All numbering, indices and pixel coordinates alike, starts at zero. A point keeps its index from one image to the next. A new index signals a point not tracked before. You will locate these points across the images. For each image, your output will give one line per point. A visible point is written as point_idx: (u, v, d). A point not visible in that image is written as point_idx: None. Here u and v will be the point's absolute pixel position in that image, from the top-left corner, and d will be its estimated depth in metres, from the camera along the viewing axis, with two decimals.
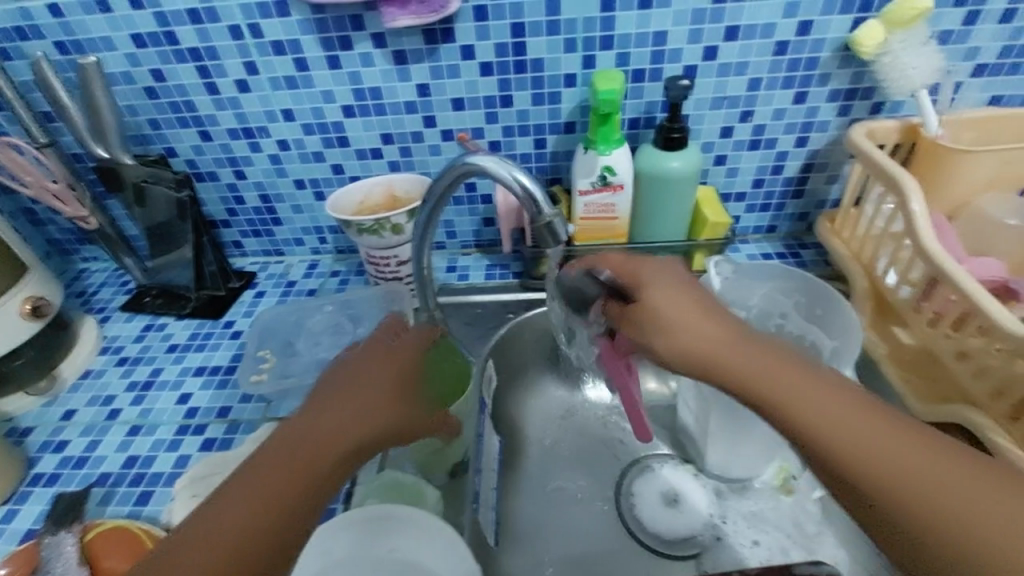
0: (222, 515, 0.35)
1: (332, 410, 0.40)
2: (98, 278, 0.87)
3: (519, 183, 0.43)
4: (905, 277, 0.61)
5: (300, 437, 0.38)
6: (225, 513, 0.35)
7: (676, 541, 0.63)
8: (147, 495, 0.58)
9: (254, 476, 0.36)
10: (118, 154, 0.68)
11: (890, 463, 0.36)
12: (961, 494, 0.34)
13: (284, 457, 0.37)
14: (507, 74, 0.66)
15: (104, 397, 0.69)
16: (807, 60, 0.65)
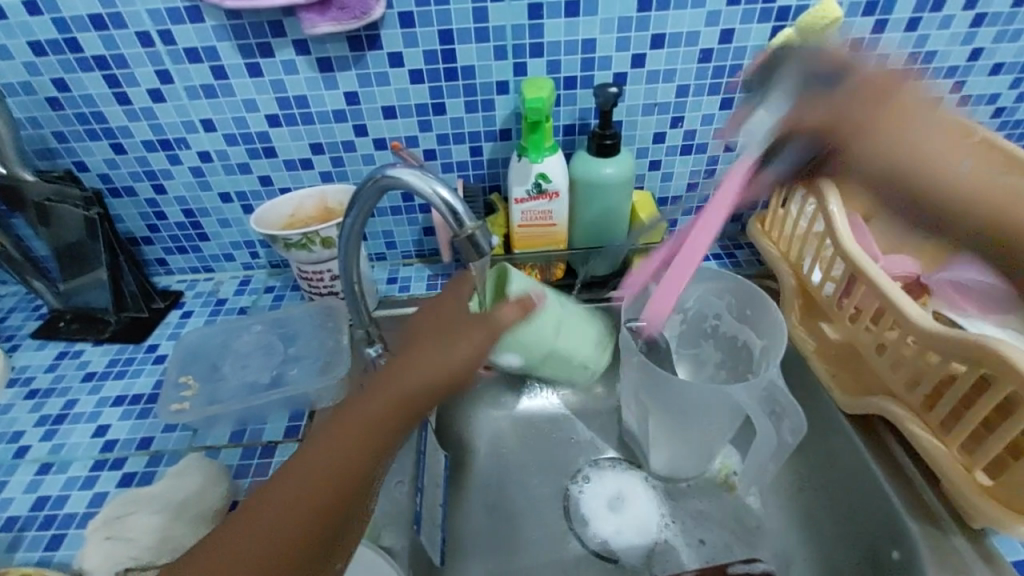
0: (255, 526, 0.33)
1: (371, 406, 0.37)
2: (5, 303, 0.80)
3: (439, 196, 0.42)
4: (828, 275, 0.63)
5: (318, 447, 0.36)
6: (255, 526, 0.33)
7: (624, 544, 0.62)
8: (58, 539, 0.53)
9: (282, 485, 0.34)
10: (17, 170, 0.63)
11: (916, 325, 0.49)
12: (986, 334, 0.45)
13: (316, 463, 0.35)
14: (438, 81, 0.65)
15: (11, 434, 0.63)
16: (731, 67, 0.67)
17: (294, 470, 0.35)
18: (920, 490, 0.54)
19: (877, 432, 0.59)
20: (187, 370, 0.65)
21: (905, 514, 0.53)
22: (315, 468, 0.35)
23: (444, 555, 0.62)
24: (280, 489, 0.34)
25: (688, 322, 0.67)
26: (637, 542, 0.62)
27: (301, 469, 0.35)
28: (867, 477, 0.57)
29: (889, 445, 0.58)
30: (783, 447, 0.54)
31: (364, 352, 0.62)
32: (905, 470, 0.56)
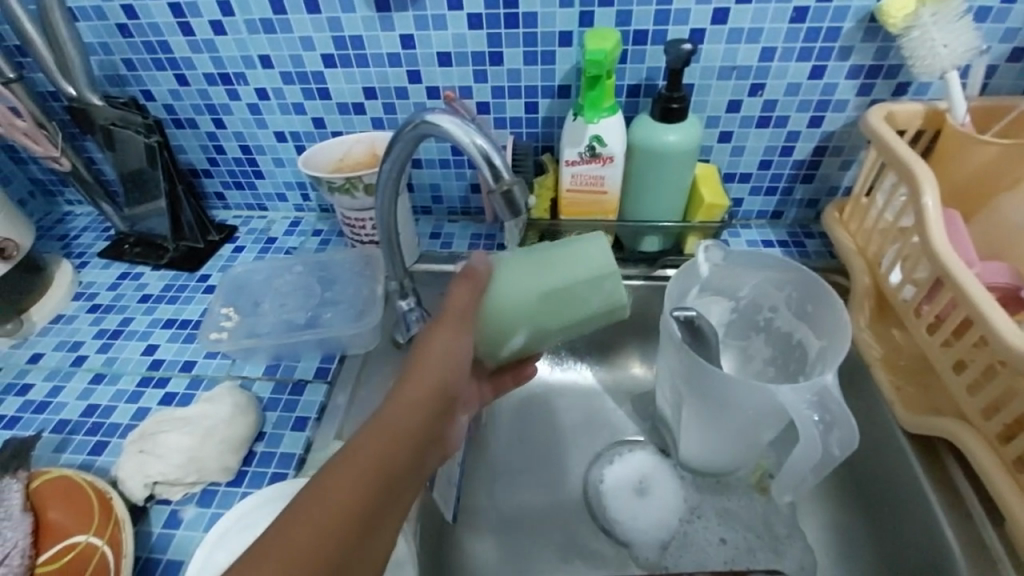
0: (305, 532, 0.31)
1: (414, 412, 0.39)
2: (79, 222, 0.85)
3: (478, 147, 0.39)
4: (909, 276, 0.56)
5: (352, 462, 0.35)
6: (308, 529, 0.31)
7: (644, 531, 0.60)
8: (102, 445, 0.57)
9: (333, 487, 0.33)
10: (87, 93, 0.65)
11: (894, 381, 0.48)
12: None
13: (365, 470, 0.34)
14: (497, 28, 0.61)
15: (73, 343, 0.68)
16: (828, 30, 0.59)
17: (345, 477, 0.34)
18: (979, 527, 0.48)
19: (940, 459, 0.53)
20: (230, 302, 0.67)
21: (956, 550, 0.47)
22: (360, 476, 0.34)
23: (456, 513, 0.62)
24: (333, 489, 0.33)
25: (739, 312, 0.62)
26: (654, 533, 0.60)
27: (352, 468, 0.34)
28: (919, 503, 0.51)
29: (950, 472, 0.52)
30: (827, 462, 0.48)
31: (396, 305, 0.61)
32: (965, 503, 0.50)
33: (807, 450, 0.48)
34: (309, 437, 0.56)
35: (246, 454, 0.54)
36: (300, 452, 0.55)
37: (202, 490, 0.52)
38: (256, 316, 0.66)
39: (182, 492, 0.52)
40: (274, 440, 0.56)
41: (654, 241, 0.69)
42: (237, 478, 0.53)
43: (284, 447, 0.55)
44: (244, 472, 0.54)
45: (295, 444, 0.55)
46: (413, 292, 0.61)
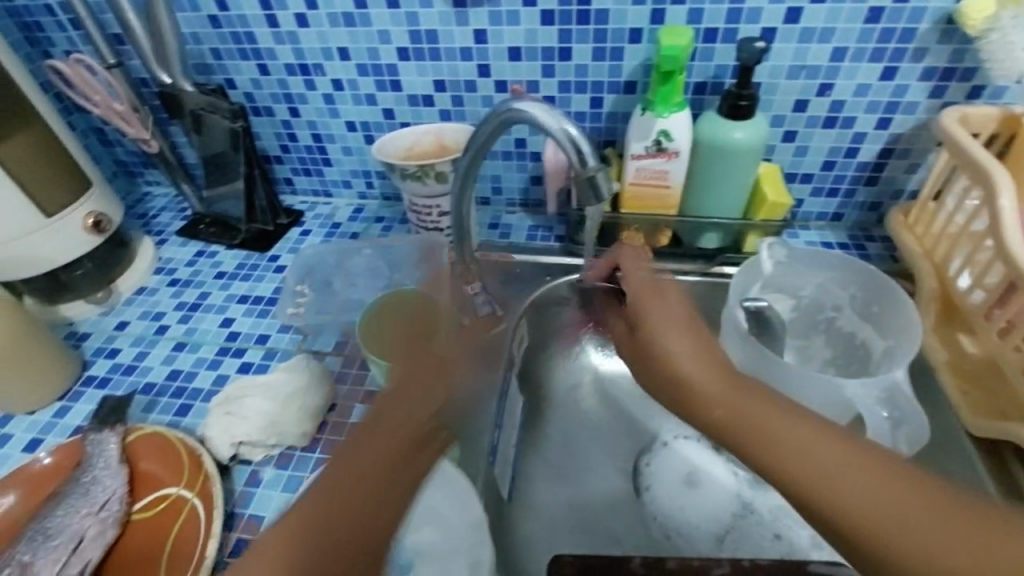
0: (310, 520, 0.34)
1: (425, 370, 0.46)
2: (158, 202, 0.90)
3: (566, 134, 0.42)
4: (979, 281, 0.56)
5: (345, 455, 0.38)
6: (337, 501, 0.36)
7: (701, 521, 0.61)
8: (186, 407, 0.61)
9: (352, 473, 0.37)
10: (180, 80, 0.69)
11: (920, 533, 0.31)
12: (849, 482, 0.34)
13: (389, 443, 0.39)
14: (569, 24, 0.63)
15: (155, 313, 0.73)
16: (902, 31, 0.59)
17: (371, 439, 0.39)
18: None
19: (1008, 468, 0.53)
20: (302, 281, 0.71)
21: None
22: (398, 415, 0.42)
23: (512, 491, 0.65)
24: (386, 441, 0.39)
25: (801, 311, 0.62)
26: (703, 525, 0.60)
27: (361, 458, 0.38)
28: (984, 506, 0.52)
29: (1017, 478, 0.52)
30: None
31: (461, 289, 0.64)
32: None
33: None
34: None
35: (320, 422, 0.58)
36: None
37: (279, 454, 0.56)
38: (328, 296, 0.69)
39: (262, 454, 0.55)
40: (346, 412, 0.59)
41: (712, 238, 0.69)
42: (312, 444, 0.57)
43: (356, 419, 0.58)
44: (318, 439, 0.57)
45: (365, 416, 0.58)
46: (478, 278, 0.63)
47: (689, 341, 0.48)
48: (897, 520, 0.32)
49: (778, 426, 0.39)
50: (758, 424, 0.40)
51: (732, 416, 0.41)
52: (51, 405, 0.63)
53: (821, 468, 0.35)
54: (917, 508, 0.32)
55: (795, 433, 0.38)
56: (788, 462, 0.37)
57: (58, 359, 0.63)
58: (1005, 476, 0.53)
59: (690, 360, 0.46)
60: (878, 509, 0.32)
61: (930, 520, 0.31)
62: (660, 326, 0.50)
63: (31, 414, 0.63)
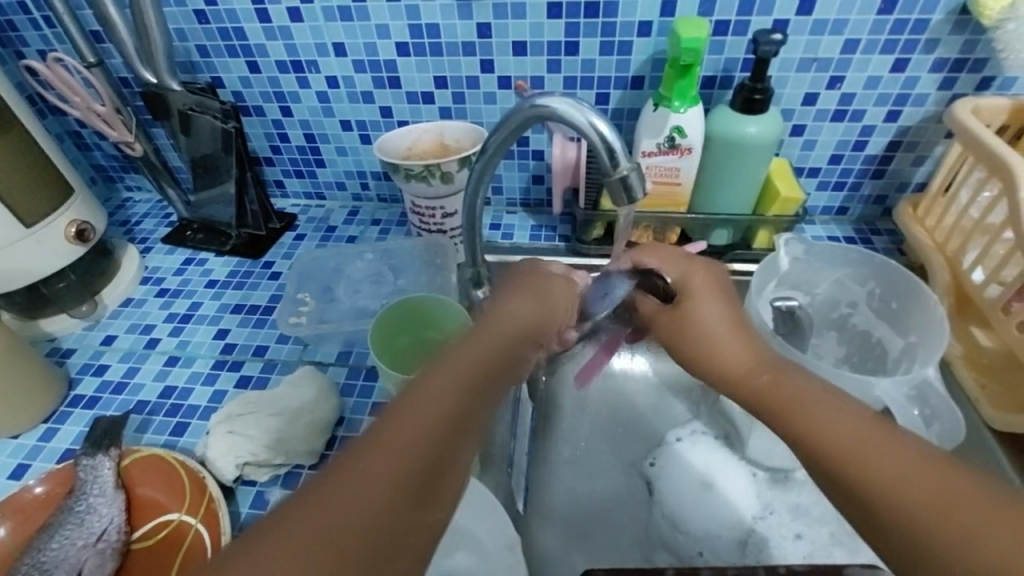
0: (340, 497, 0.28)
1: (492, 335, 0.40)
2: (140, 208, 0.86)
3: (595, 129, 0.40)
4: (997, 274, 0.55)
5: (399, 412, 0.33)
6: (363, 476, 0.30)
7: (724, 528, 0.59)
8: (183, 426, 0.58)
9: (389, 433, 0.31)
10: (166, 79, 0.65)
11: (954, 518, 0.29)
12: (876, 468, 0.32)
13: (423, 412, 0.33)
14: (576, 17, 0.61)
15: (144, 326, 0.69)
16: (915, 23, 0.58)
17: (419, 398, 0.34)
18: None
19: None
20: (302, 288, 0.68)
21: None
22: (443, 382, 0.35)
23: (526, 503, 0.63)
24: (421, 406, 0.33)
25: (815, 308, 0.61)
26: (727, 532, 0.59)
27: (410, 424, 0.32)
28: None
29: None
30: None
31: (470, 294, 0.62)
32: None
33: None
34: None
35: (328, 438, 0.55)
36: None
37: (286, 472, 0.53)
38: (329, 304, 0.67)
39: (268, 474, 0.52)
40: (351, 425, 0.56)
41: (722, 234, 0.69)
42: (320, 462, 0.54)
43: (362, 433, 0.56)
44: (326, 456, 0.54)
45: None
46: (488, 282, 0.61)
47: (723, 324, 0.46)
48: (921, 500, 0.30)
49: (809, 410, 0.37)
50: (796, 401, 0.38)
51: (769, 398, 0.40)
52: (36, 428, 0.59)
53: (846, 449, 0.34)
54: (947, 494, 0.30)
55: (827, 415, 0.36)
56: (815, 441, 0.35)
57: (42, 380, 0.59)
58: None
59: (733, 347, 0.45)
60: (905, 491, 0.31)
61: (953, 504, 0.29)
62: (698, 294, 0.48)
63: (16, 438, 0.59)
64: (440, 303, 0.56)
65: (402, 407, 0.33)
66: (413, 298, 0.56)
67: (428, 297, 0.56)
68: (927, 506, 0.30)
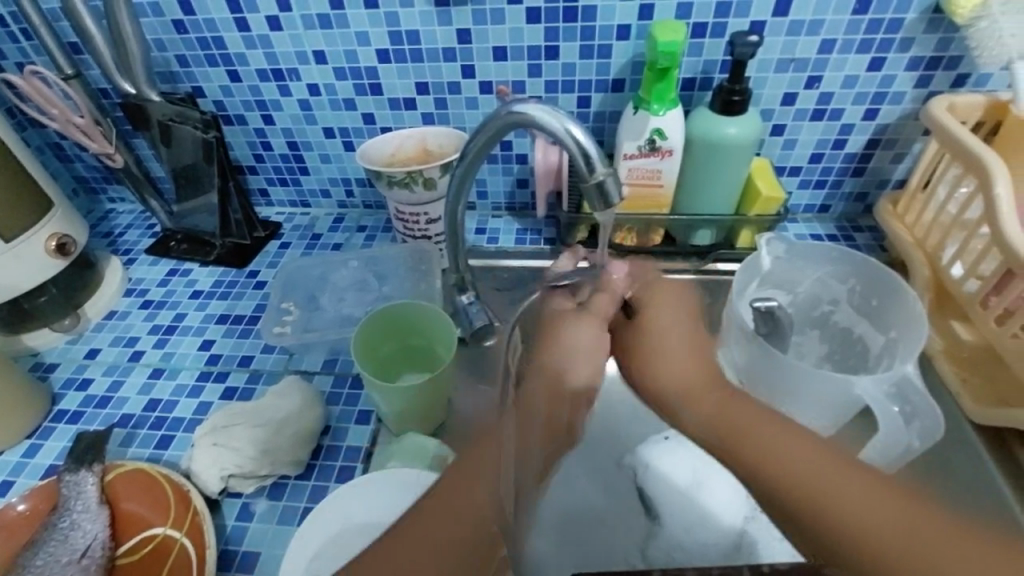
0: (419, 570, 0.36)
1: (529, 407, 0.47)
2: (123, 219, 0.85)
3: (571, 136, 0.40)
4: (975, 269, 0.56)
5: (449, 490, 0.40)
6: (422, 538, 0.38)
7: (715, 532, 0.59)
8: (168, 439, 0.57)
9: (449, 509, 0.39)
10: (145, 90, 0.65)
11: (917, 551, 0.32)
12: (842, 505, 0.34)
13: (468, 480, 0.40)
14: (555, 22, 0.61)
15: (128, 338, 0.69)
16: (889, 23, 0.59)
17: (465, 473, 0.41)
18: None
19: (1011, 453, 0.54)
20: (286, 297, 0.68)
21: None
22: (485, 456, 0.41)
23: None
24: (474, 470, 0.40)
25: (797, 306, 0.62)
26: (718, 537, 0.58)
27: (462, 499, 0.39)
28: (988, 491, 0.53)
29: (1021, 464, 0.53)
30: (909, 453, 0.48)
31: (455, 299, 0.62)
32: None
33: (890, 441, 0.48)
34: (373, 431, 0.56)
35: (314, 447, 0.55)
36: (366, 446, 0.55)
37: (272, 483, 0.53)
38: (314, 312, 0.66)
39: (253, 485, 0.52)
40: (338, 434, 0.56)
41: (705, 235, 0.69)
42: (306, 472, 0.54)
43: (349, 441, 0.55)
44: (312, 466, 0.54)
45: (360, 438, 0.56)
46: (472, 287, 0.62)
47: (677, 355, 0.49)
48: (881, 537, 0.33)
49: (758, 440, 0.40)
50: (746, 425, 0.41)
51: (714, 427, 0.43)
52: (19, 445, 0.59)
53: (808, 480, 0.36)
54: (902, 525, 0.33)
55: (778, 446, 0.39)
56: (767, 467, 0.38)
57: (24, 396, 0.59)
58: (1008, 463, 0.53)
59: (684, 365, 0.48)
60: (870, 527, 0.33)
61: (916, 539, 0.32)
62: (659, 312, 0.52)
63: None
64: (419, 308, 0.56)
65: (444, 491, 0.40)
66: (398, 304, 0.55)
67: (412, 305, 0.55)
68: (887, 540, 0.32)
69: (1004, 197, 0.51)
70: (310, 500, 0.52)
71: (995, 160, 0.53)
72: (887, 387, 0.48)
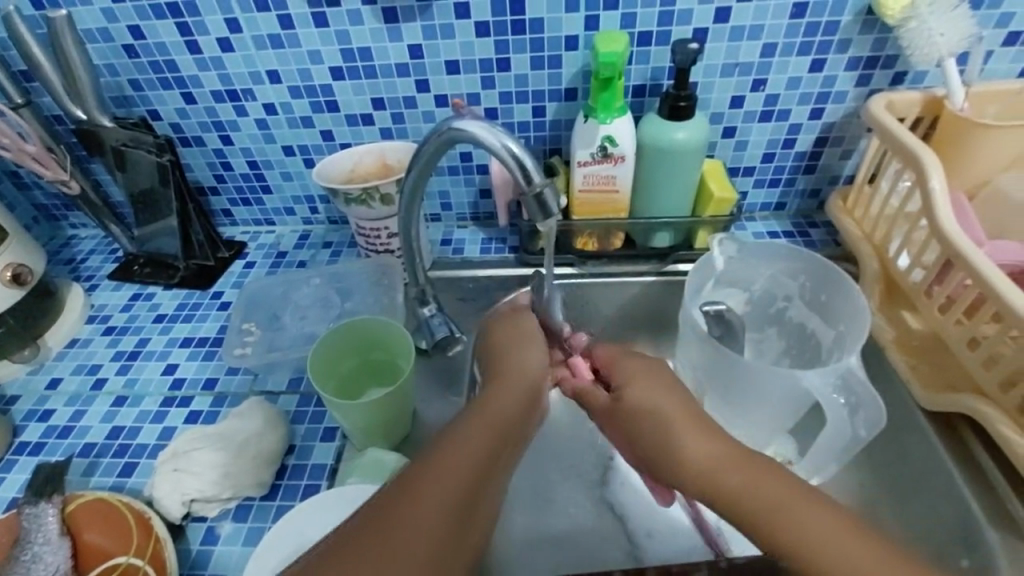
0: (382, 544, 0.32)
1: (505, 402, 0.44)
2: (85, 245, 0.84)
3: (509, 151, 0.42)
4: (918, 260, 0.58)
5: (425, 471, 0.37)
6: (405, 502, 0.35)
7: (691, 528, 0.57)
8: (132, 466, 0.57)
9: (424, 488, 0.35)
10: (97, 116, 0.65)
11: None
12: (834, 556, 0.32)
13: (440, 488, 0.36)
14: (504, 34, 0.62)
15: (91, 366, 0.68)
16: (827, 25, 0.61)
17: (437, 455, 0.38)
18: (1004, 500, 0.51)
19: (961, 436, 0.55)
20: (249, 317, 0.68)
21: (983, 521, 0.50)
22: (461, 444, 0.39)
23: None
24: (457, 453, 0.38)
25: (754, 303, 0.63)
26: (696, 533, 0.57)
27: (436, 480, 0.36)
28: (940, 474, 0.54)
29: (971, 447, 0.55)
30: (856, 441, 0.50)
31: (417, 312, 0.62)
32: (988, 477, 0.53)
33: (838, 431, 0.50)
34: (339, 448, 0.56)
35: (278, 467, 0.55)
36: (332, 462, 0.55)
37: (236, 505, 0.53)
38: (278, 332, 0.66)
39: (217, 509, 0.52)
40: (303, 452, 0.56)
41: (665, 237, 0.70)
42: (271, 492, 0.54)
43: (315, 459, 0.56)
44: (277, 486, 0.54)
45: (326, 455, 0.56)
46: (434, 299, 0.62)
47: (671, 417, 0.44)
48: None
49: (771, 496, 0.36)
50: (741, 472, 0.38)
51: (720, 478, 0.38)
52: None
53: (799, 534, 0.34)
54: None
55: (798, 503, 0.35)
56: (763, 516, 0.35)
57: None
58: (960, 447, 0.55)
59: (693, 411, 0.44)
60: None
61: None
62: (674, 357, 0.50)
63: None
64: (383, 329, 0.56)
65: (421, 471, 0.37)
66: (362, 320, 0.56)
67: (375, 322, 0.56)
68: None
69: (938, 188, 0.53)
70: (274, 521, 0.52)
71: (929, 155, 0.55)
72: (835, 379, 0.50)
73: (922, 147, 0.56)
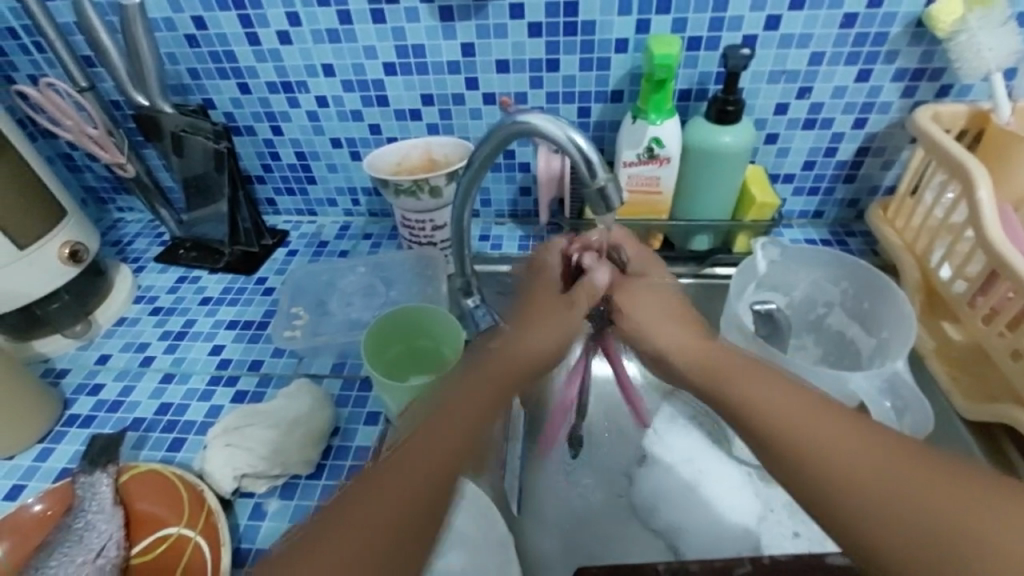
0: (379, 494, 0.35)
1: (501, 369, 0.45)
2: (132, 228, 0.86)
3: (575, 144, 0.43)
4: (961, 271, 0.58)
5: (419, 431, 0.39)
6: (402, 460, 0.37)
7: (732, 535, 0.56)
8: (180, 441, 0.59)
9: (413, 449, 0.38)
10: (158, 102, 0.67)
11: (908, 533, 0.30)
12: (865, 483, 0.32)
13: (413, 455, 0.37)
14: (556, 36, 0.64)
15: (138, 344, 0.70)
16: (875, 35, 0.61)
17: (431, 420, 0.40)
18: None
19: (1000, 447, 0.55)
20: (295, 302, 0.70)
21: None
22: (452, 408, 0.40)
23: (521, 505, 0.61)
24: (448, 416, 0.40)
25: (794, 308, 0.63)
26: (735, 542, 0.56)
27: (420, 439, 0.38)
28: None
29: (1011, 458, 0.55)
30: None
31: (461, 303, 0.64)
32: None
33: None
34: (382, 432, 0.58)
35: (324, 448, 0.56)
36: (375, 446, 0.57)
37: (283, 483, 0.54)
38: (322, 317, 0.68)
39: (265, 485, 0.53)
40: (346, 436, 0.57)
41: (704, 239, 0.71)
42: (317, 471, 0.55)
43: (359, 442, 0.57)
44: (323, 465, 0.55)
45: (370, 439, 0.57)
46: (477, 290, 0.63)
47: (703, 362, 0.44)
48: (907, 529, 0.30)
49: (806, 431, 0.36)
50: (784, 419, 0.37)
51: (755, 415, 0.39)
52: (31, 448, 0.60)
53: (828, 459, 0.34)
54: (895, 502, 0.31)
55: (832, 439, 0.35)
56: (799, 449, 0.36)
57: (38, 401, 0.60)
58: (999, 458, 0.55)
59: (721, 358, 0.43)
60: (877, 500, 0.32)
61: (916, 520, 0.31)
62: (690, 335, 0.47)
63: (11, 459, 0.59)
64: (441, 317, 0.58)
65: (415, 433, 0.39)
66: (412, 306, 0.58)
67: (435, 309, 0.58)
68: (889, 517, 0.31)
69: (984, 198, 0.53)
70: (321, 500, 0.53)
71: (978, 167, 0.55)
72: (879, 385, 0.50)
73: (969, 157, 0.56)
